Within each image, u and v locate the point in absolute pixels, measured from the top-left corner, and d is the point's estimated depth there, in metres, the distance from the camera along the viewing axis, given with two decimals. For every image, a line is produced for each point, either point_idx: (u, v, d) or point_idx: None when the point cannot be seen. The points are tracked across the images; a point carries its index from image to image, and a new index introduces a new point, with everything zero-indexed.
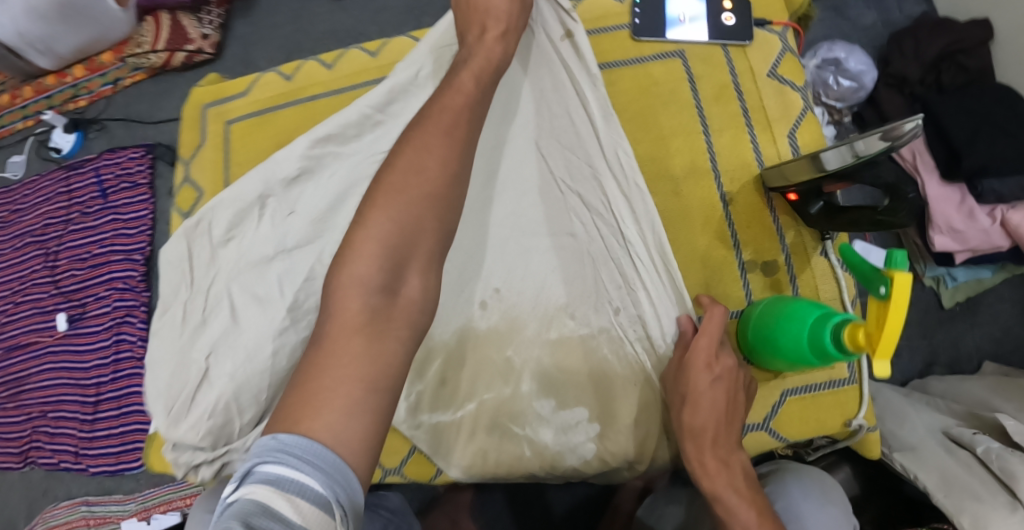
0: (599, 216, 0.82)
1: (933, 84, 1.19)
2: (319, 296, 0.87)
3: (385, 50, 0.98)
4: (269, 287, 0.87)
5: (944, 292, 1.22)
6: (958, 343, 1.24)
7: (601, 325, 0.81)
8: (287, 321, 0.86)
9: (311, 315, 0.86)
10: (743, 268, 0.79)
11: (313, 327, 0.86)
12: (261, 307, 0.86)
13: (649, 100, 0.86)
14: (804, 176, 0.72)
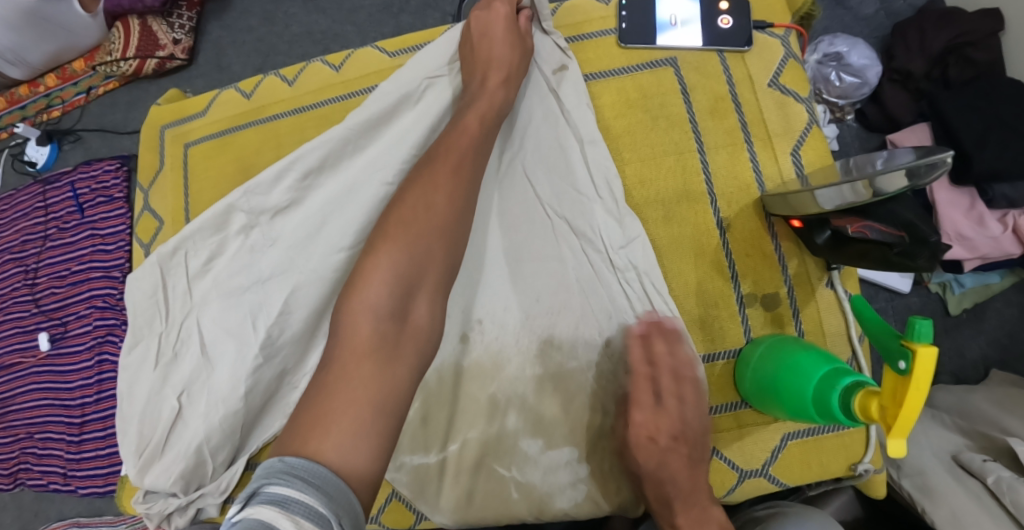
0: (595, 239, 0.73)
1: (938, 79, 1.12)
2: (296, 331, 0.77)
3: (350, 62, 0.90)
4: (242, 320, 0.78)
5: (951, 298, 1.15)
6: (962, 351, 1.17)
7: (590, 359, 0.71)
8: (261, 358, 0.76)
9: (289, 350, 0.77)
10: (741, 302, 0.73)
11: (290, 363, 0.77)
12: (233, 340, 0.78)
13: (638, 115, 0.80)
14: (810, 208, 0.66)
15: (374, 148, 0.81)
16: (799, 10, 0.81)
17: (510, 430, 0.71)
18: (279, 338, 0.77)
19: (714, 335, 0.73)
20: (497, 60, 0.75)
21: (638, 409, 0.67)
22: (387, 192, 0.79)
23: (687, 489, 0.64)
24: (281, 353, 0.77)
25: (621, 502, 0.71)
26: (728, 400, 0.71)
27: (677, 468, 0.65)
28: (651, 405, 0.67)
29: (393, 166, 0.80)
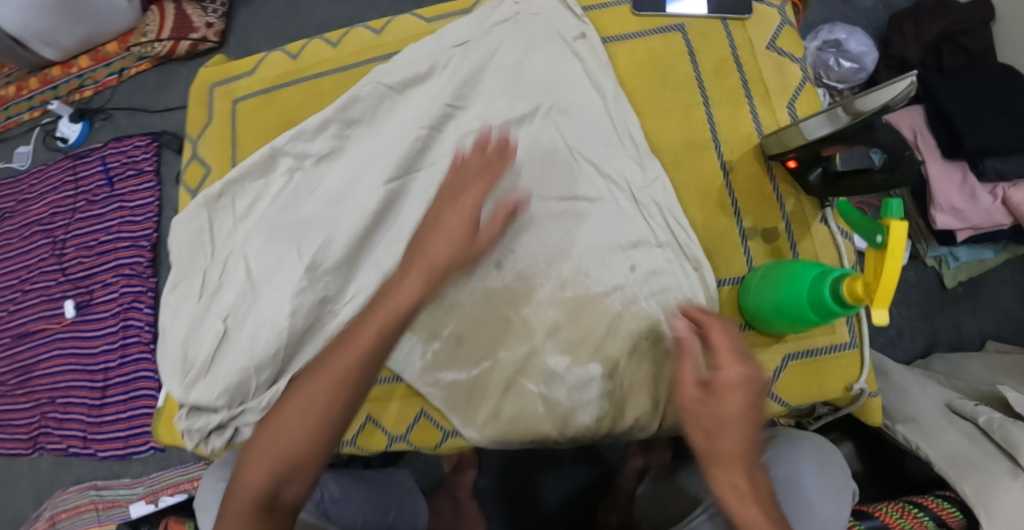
0: (619, 181, 0.82)
1: (934, 65, 1.20)
2: (340, 257, 0.83)
3: (390, 27, 0.98)
4: (287, 250, 0.84)
5: (946, 272, 1.23)
6: (960, 326, 1.24)
7: (615, 282, 0.79)
8: (305, 282, 0.82)
9: (330, 276, 0.83)
10: (743, 236, 0.81)
11: (332, 288, 0.83)
12: (283, 266, 0.83)
13: (649, 75, 0.88)
14: (799, 142, 0.76)
15: (412, 101, 0.88)
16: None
17: (538, 347, 0.78)
18: (325, 261, 0.83)
19: (717, 266, 0.80)
20: (426, 253, 0.70)
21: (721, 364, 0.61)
22: (422, 133, 0.85)
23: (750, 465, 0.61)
24: (328, 273, 0.83)
25: (639, 416, 0.77)
26: (735, 321, 0.79)
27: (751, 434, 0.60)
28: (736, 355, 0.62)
29: (429, 112, 0.86)
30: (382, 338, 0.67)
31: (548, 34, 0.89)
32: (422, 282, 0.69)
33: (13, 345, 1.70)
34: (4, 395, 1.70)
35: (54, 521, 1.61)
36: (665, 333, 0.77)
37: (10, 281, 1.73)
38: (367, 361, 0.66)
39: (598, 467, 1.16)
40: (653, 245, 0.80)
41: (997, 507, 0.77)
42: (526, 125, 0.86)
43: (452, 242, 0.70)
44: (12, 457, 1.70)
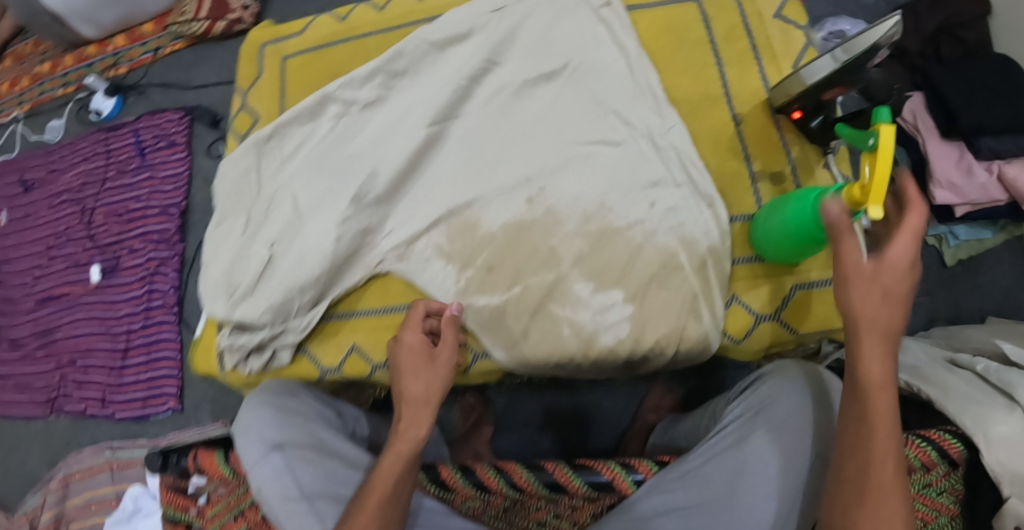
0: (641, 128, 0.90)
1: (932, 55, 1.28)
2: (385, 190, 0.90)
3: None
4: (334, 183, 0.91)
5: (946, 251, 1.30)
6: (960, 303, 1.30)
7: (636, 218, 0.86)
8: (351, 211, 0.89)
9: (374, 208, 0.90)
10: (754, 178, 0.90)
11: (376, 217, 0.90)
12: (330, 197, 0.90)
13: (666, 39, 0.97)
14: (799, 88, 0.86)
15: (451, 57, 0.95)
16: None
17: (566, 274, 0.85)
18: (369, 194, 0.89)
19: (730, 204, 0.90)
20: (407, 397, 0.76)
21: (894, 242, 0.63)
22: (463, 84, 0.93)
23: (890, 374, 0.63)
24: (370, 204, 0.90)
25: (658, 340, 0.83)
26: (745, 254, 0.87)
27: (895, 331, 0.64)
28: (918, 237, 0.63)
29: (468, 66, 0.94)
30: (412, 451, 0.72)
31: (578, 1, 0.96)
32: (424, 414, 0.74)
33: (37, 308, 1.75)
34: (25, 357, 1.74)
35: (68, 482, 1.60)
36: (681, 262, 0.84)
37: (37, 248, 1.79)
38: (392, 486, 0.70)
39: (608, 427, 1.23)
40: (671, 186, 0.87)
41: (996, 437, 0.79)
42: (555, 81, 0.94)
43: (428, 381, 0.76)
44: (28, 419, 1.73)
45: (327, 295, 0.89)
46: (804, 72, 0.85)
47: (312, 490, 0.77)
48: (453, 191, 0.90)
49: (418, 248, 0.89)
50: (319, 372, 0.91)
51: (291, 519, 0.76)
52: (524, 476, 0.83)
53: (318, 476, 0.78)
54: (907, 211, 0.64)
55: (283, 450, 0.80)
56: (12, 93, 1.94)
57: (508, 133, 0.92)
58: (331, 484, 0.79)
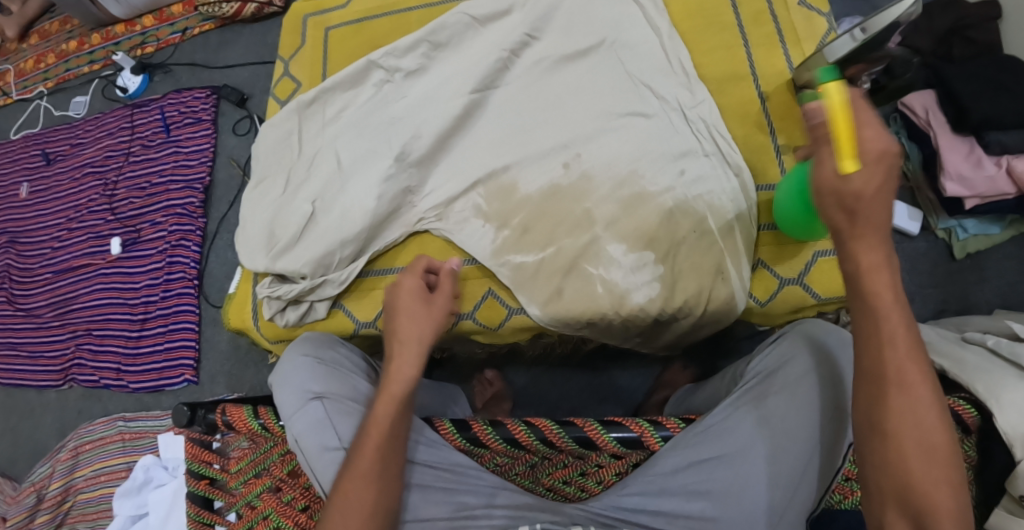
0: (672, 101, 0.93)
1: (944, 55, 1.33)
2: (426, 153, 0.93)
3: None
4: (377, 144, 0.94)
5: (956, 245, 1.32)
6: (969, 295, 1.32)
7: (666, 184, 0.89)
8: (394, 169, 0.92)
9: (415, 168, 0.93)
10: (778, 151, 0.94)
11: (418, 177, 0.93)
12: (371, 157, 0.93)
13: (695, 22, 1.01)
14: (821, 66, 0.90)
15: (492, 31, 0.98)
16: None
17: (599, 236, 0.88)
18: (410, 155, 0.93)
19: (757, 175, 0.94)
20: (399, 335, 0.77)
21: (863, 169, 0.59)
22: (505, 55, 0.95)
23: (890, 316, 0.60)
24: (411, 165, 0.93)
25: (686, 300, 0.86)
26: (772, 221, 0.91)
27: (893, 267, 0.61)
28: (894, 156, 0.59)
29: (510, 38, 0.97)
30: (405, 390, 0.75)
31: None
32: (413, 356, 0.76)
33: (54, 279, 1.77)
34: (40, 327, 1.75)
35: (78, 451, 1.59)
36: (710, 227, 0.88)
37: (57, 220, 1.81)
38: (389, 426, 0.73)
39: (620, 406, 1.26)
40: (701, 156, 0.90)
41: (1008, 400, 0.78)
42: (590, 56, 0.96)
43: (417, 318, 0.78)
44: (40, 389, 1.73)
45: (367, 251, 0.92)
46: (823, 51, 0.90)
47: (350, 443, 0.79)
48: (493, 155, 0.93)
49: (457, 208, 0.92)
50: (355, 325, 0.92)
51: (328, 466, 0.78)
52: (555, 432, 0.85)
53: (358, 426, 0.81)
54: (873, 140, 0.59)
55: (323, 400, 0.82)
56: (37, 69, 1.98)
57: (543, 101, 0.95)
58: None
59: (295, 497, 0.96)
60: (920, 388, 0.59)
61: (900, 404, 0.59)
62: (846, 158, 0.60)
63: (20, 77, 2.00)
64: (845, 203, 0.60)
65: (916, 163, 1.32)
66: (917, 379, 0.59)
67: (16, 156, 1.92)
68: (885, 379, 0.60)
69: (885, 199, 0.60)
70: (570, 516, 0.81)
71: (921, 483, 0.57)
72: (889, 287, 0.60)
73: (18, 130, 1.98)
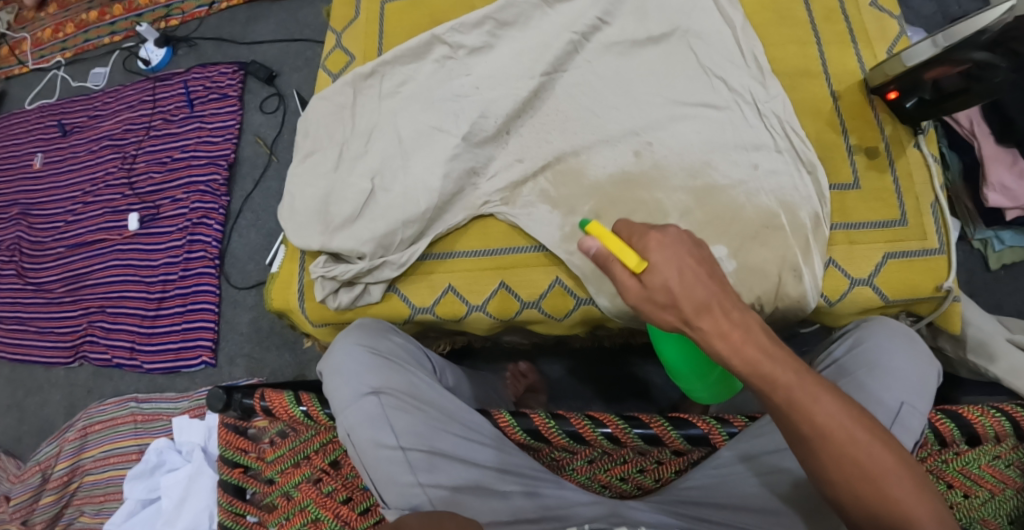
0: (745, 94, 0.91)
1: None
2: (491, 133, 0.91)
3: None
4: (445, 119, 0.92)
5: (990, 255, 1.24)
6: (1000, 303, 1.24)
7: (738, 177, 0.88)
8: (461, 149, 0.90)
9: (483, 148, 0.91)
10: (849, 150, 0.92)
11: (486, 156, 0.92)
12: (436, 136, 0.91)
13: (769, 14, 0.98)
14: (899, 69, 0.88)
15: (562, 13, 0.96)
16: None
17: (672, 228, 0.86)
18: (479, 135, 0.91)
19: (828, 171, 0.91)
20: None
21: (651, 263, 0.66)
22: (574, 38, 0.94)
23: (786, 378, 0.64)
24: (477, 145, 0.91)
25: (757, 297, 0.85)
26: (843, 221, 0.90)
27: (760, 333, 0.64)
28: (666, 236, 0.65)
29: (582, 21, 0.95)
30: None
31: None
32: None
33: (67, 254, 1.71)
34: (51, 302, 1.69)
35: (86, 432, 1.54)
36: (783, 222, 0.86)
37: (72, 193, 1.76)
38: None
39: (652, 405, 1.22)
40: (771, 150, 0.89)
41: None
42: (663, 44, 0.95)
43: None
44: (49, 367, 1.68)
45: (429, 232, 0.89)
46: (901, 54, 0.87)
47: (406, 440, 0.78)
48: (561, 140, 0.92)
49: (522, 192, 0.90)
50: (410, 311, 0.89)
51: (383, 465, 0.78)
52: (620, 427, 0.83)
53: (416, 424, 0.79)
54: (649, 248, 0.67)
55: (381, 396, 0.80)
56: (54, 39, 1.93)
57: (612, 87, 0.94)
58: (427, 435, 0.79)
59: (336, 489, 0.92)
60: (839, 426, 0.63)
61: (830, 452, 0.63)
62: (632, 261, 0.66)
63: (37, 45, 1.95)
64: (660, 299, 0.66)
65: (956, 173, 1.23)
66: (831, 422, 0.63)
67: (31, 126, 1.87)
68: (809, 440, 0.64)
69: (691, 276, 0.64)
70: (626, 517, 0.78)
71: (893, 505, 0.62)
72: (762, 354, 0.64)
73: (33, 99, 1.93)
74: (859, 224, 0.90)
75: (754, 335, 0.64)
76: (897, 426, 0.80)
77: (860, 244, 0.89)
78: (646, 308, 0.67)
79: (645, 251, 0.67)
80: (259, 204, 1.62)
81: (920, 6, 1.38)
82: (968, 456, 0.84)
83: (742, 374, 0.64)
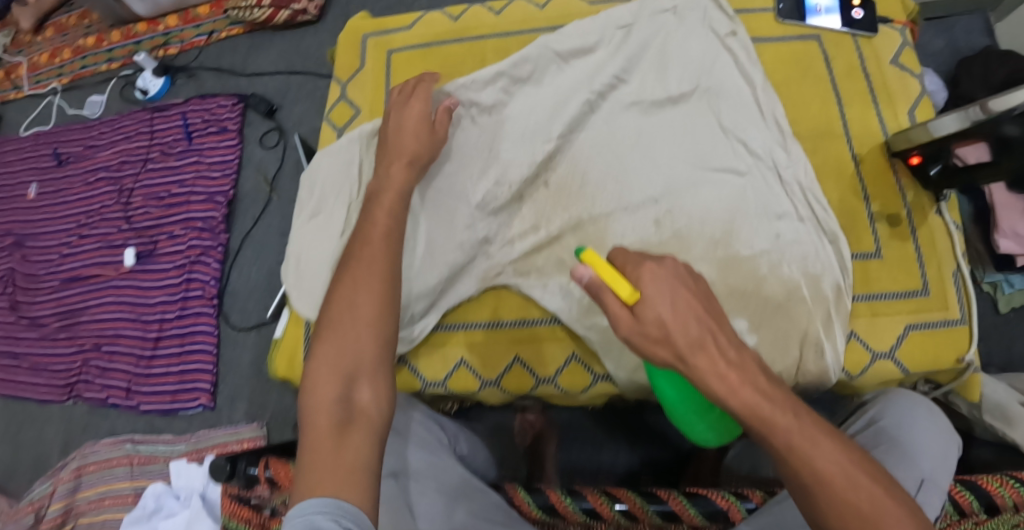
0: (767, 158, 0.89)
1: None
2: (505, 201, 0.90)
3: (553, 3, 1.06)
4: (462, 185, 0.90)
5: (1001, 298, 1.18)
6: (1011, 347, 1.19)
7: (762, 247, 0.86)
8: (474, 217, 0.89)
9: (497, 215, 0.90)
10: (872, 218, 0.89)
11: (501, 224, 0.90)
12: (448, 201, 0.90)
13: (790, 71, 0.96)
14: (925, 139, 0.84)
15: (577, 72, 0.94)
16: (911, 13, 1.01)
17: None
18: (489, 202, 0.89)
19: (850, 241, 0.89)
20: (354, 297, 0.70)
21: (645, 295, 0.64)
22: (590, 99, 0.92)
23: (793, 433, 0.62)
24: (489, 212, 0.89)
25: (778, 372, 0.83)
26: (865, 292, 0.88)
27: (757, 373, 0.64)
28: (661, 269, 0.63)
29: (598, 82, 0.93)
30: (402, 174, 0.81)
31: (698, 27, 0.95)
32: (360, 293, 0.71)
33: (62, 288, 1.68)
34: (45, 337, 1.65)
35: (80, 473, 1.49)
36: (807, 296, 0.84)
37: (67, 226, 1.72)
38: (379, 264, 0.72)
39: (667, 451, 1.19)
40: (793, 219, 0.87)
41: None
42: (683, 104, 0.93)
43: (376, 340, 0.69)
44: (43, 404, 1.64)
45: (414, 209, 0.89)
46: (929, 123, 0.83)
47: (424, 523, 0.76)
48: (577, 206, 0.90)
49: (537, 261, 0.88)
50: (421, 385, 0.88)
51: None
52: (638, 504, 0.80)
53: (438, 506, 0.77)
54: (645, 283, 0.65)
55: (399, 477, 0.79)
56: (51, 64, 1.89)
57: (632, 148, 0.91)
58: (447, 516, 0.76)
59: None
60: (838, 470, 0.61)
61: (831, 498, 0.60)
62: (625, 291, 0.65)
63: (32, 70, 1.91)
64: (652, 332, 0.64)
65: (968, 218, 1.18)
66: (830, 466, 0.61)
67: (26, 154, 1.83)
68: (805, 484, 0.61)
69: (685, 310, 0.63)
70: None
71: None
72: (760, 395, 0.63)
73: (28, 126, 1.89)
74: (882, 294, 0.87)
75: (752, 376, 0.64)
76: (920, 496, 0.76)
77: (878, 314, 0.87)
78: (639, 343, 0.64)
79: (639, 283, 0.65)
80: (259, 240, 1.59)
81: (929, 43, 1.34)
82: (988, 527, 0.77)
83: (741, 416, 0.62)
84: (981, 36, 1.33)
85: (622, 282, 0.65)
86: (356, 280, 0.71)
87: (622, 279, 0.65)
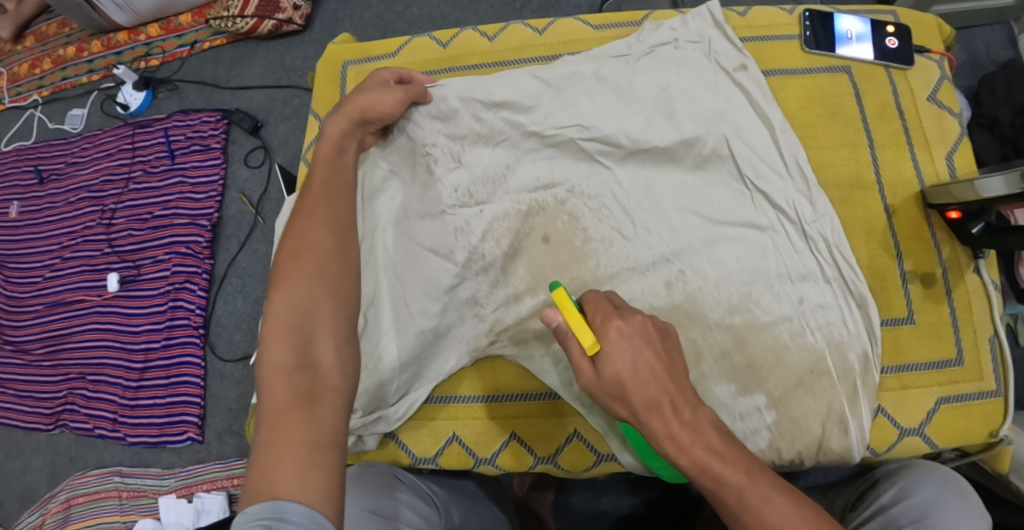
0: (790, 211, 0.80)
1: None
2: (500, 258, 0.83)
3: (553, 28, 0.96)
4: (449, 244, 0.84)
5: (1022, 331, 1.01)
6: None
7: (783, 313, 0.78)
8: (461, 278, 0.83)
9: (490, 275, 0.83)
10: (903, 278, 0.81)
11: (495, 287, 0.83)
12: (432, 261, 0.83)
13: (816, 110, 0.86)
14: (971, 197, 0.76)
15: (580, 112, 0.85)
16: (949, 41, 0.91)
17: (704, 374, 0.77)
18: (479, 261, 0.83)
19: (880, 305, 0.81)
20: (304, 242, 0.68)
21: (606, 350, 0.59)
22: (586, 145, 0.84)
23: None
24: (481, 271, 0.84)
25: (798, 452, 0.76)
26: (895, 363, 0.80)
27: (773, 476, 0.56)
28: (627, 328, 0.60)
29: (601, 126, 0.84)
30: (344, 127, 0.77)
31: (701, 62, 0.85)
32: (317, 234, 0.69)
33: (45, 313, 1.60)
34: (29, 365, 1.58)
35: (69, 505, 1.45)
36: (831, 368, 0.76)
37: (49, 247, 1.64)
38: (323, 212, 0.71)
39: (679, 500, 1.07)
40: (818, 278, 0.79)
41: None
42: (699, 147, 0.83)
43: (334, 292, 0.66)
44: (29, 434, 1.57)
45: (374, 267, 0.83)
46: (975, 181, 0.75)
47: None
48: (578, 265, 0.82)
49: (533, 327, 0.81)
50: (410, 460, 0.83)
51: None
52: None
53: None
54: (615, 339, 0.59)
55: None
56: (31, 75, 1.81)
57: (640, 202, 0.83)
58: None
59: None
60: None
61: None
62: (585, 343, 0.60)
63: (13, 82, 1.83)
64: (610, 391, 0.59)
65: None
66: None
67: (6, 169, 1.74)
68: None
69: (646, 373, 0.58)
70: None
71: None
72: (779, 500, 0.55)
73: (10, 140, 1.81)
74: (912, 365, 0.79)
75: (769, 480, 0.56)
76: None
77: (908, 386, 0.79)
78: (598, 396, 0.61)
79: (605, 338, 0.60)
80: (245, 267, 1.53)
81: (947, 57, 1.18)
82: None
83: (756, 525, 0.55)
84: (1004, 48, 1.17)
85: (584, 330, 0.60)
86: (300, 242, 0.68)
87: (586, 328, 0.61)
